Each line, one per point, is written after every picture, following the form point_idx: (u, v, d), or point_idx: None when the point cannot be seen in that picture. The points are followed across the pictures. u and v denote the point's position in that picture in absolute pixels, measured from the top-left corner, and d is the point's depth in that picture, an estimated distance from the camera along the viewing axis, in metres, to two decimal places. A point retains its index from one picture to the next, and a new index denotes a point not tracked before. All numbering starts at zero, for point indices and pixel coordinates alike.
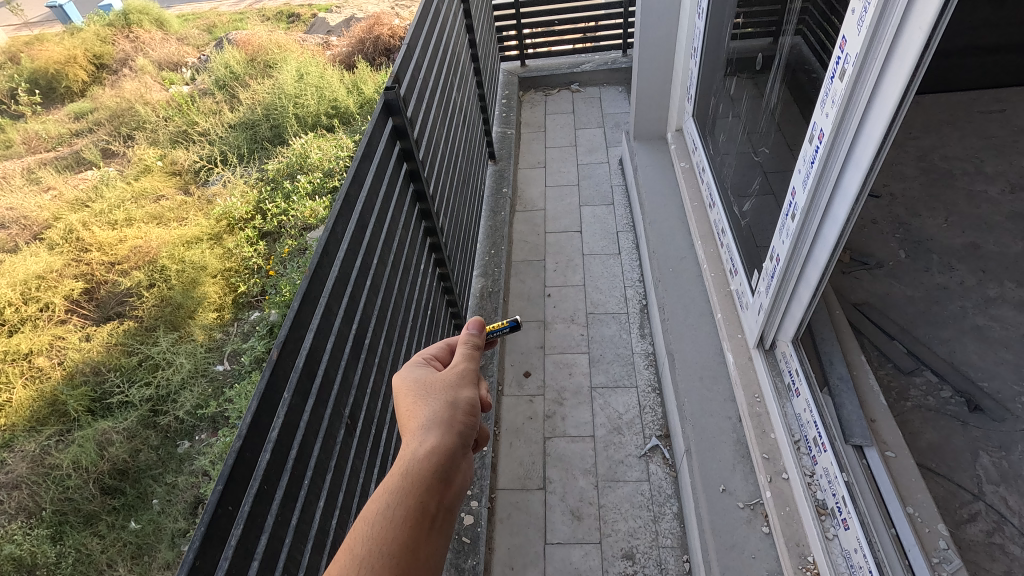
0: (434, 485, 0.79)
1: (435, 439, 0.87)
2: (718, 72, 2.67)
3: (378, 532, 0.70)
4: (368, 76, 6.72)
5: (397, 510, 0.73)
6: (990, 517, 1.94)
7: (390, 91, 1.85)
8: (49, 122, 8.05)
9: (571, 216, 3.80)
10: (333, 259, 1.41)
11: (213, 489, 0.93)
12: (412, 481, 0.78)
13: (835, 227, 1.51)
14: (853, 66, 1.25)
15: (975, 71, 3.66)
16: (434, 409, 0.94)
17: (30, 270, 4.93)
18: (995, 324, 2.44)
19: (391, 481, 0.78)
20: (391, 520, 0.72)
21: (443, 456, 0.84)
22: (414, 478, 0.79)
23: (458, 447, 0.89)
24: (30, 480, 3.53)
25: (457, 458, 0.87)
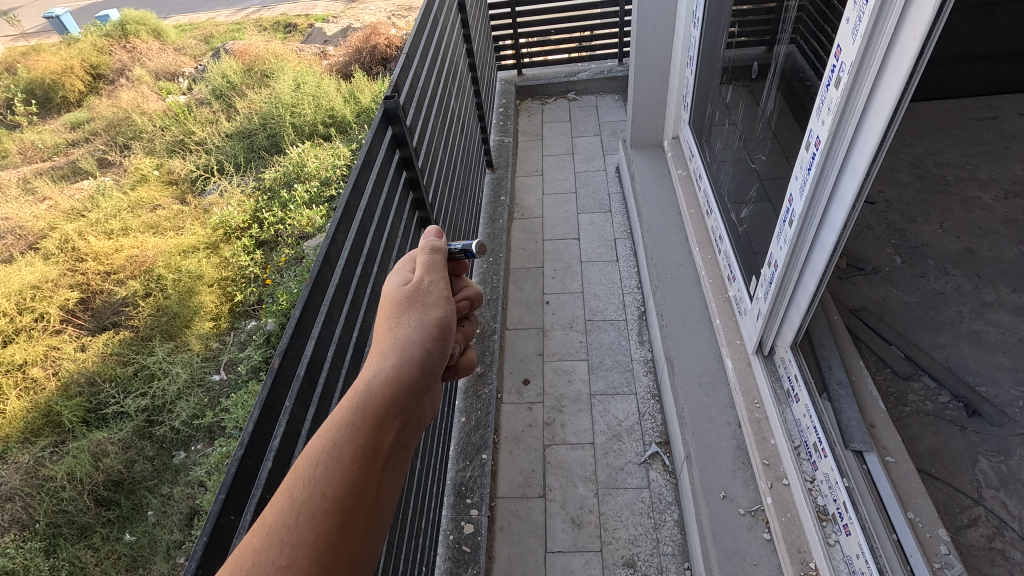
0: (393, 415, 0.66)
1: (401, 359, 0.71)
2: (713, 81, 2.70)
3: (318, 472, 0.58)
4: (365, 85, 6.75)
5: (345, 447, 0.61)
6: (990, 522, 1.94)
7: (389, 99, 1.86)
8: (45, 132, 8.05)
9: (568, 223, 3.81)
10: (334, 267, 1.41)
11: (215, 499, 0.93)
12: (367, 411, 0.64)
13: (832, 233, 1.52)
14: (849, 74, 1.27)
15: (967, 79, 3.70)
16: (400, 324, 0.78)
17: (25, 280, 4.92)
18: (991, 329, 2.45)
19: (342, 409, 0.65)
20: (337, 458, 0.60)
21: (406, 384, 0.69)
22: (370, 403, 0.65)
23: (427, 368, 0.73)
24: (23, 492, 3.49)
25: (427, 383, 0.72)
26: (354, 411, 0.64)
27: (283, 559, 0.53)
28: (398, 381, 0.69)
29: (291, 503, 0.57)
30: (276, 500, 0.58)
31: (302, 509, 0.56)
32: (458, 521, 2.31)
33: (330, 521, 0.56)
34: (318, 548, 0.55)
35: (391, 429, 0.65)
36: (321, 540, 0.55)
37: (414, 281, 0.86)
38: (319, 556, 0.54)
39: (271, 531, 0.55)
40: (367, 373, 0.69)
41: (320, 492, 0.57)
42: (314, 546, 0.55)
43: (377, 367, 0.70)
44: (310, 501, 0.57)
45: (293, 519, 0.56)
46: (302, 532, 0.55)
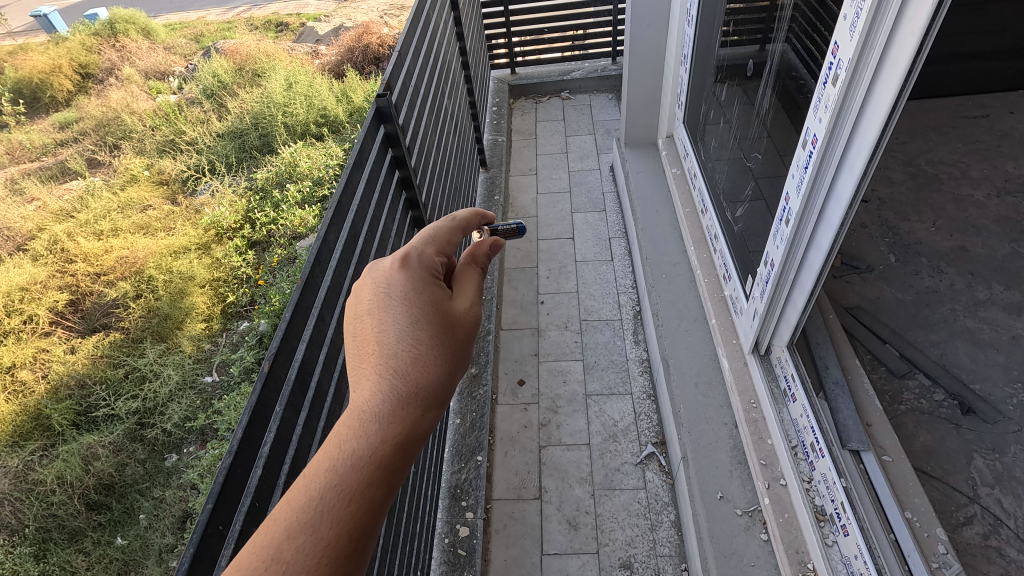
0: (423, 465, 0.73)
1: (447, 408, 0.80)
2: (708, 78, 2.68)
3: (347, 516, 0.62)
4: (357, 84, 6.70)
5: (379, 491, 0.66)
6: (986, 519, 1.94)
7: (381, 98, 1.83)
8: (33, 132, 7.95)
9: (563, 222, 3.80)
10: (325, 268, 1.38)
11: (203, 508, 0.90)
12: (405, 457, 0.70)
13: (829, 231, 1.51)
14: (846, 71, 1.26)
15: (959, 78, 3.71)
16: (452, 367, 0.85)
17: (13, 281, 4.85)
18: (985, 327, 2.46)
19: (379, 447, 0.69)
20: (368, 502, 0.65)
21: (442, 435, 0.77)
22: (407, 445, 0.72)
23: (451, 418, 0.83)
24: (12, 497, 3.44)
25: None
26: (392, 453, 0.70)
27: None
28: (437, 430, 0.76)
29: (317, 543, 0.60)
30: (297, 534, 0.60)
31: (326, 551, 0.60)
32: (454, 524, 2.29)
33: (352, 569, 0.60)
34: None
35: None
36: None
37: (457, 323, 0.93)
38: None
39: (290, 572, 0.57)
40: (410, 414, 0.74)
41: (347, 534, 0.62)
42: None
43: (426, 408, 0.77)
44: (336, 544, 0.61)
45: (315, 561, 0.59)
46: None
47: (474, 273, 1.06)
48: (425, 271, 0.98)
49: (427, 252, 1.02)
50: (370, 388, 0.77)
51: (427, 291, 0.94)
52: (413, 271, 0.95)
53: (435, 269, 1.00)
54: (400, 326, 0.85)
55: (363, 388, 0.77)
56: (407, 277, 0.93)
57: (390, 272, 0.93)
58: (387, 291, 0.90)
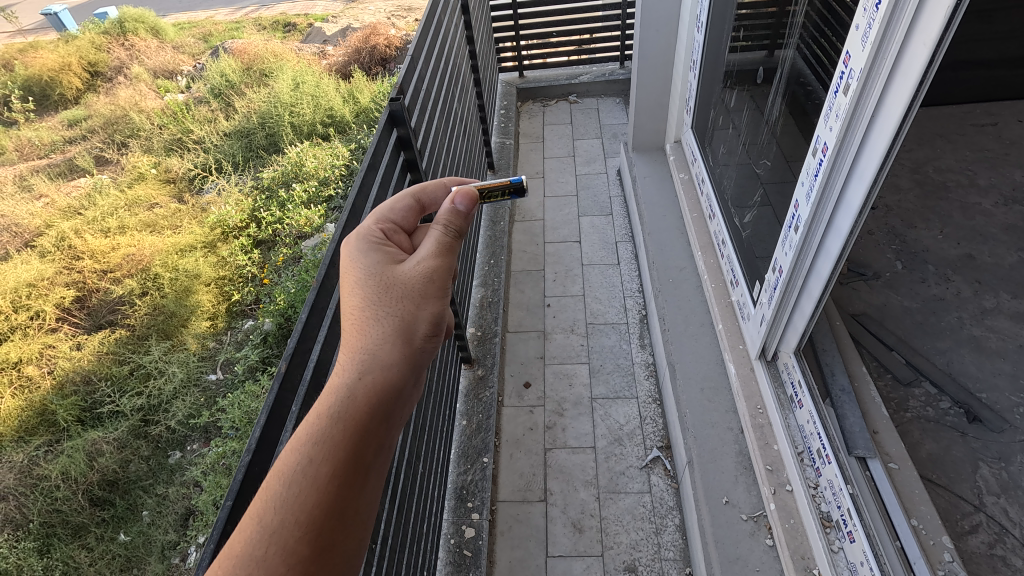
0: (372, 433, 0.80)
1: (394, 366, 0.86)
2: (717, 84, 2.69)
3: (288, 500, 0.71)
4: (364, 85, 6.74)
5: (322, 470, 0.74)
6: (991, 528, 1.95)
7: (394, 101, 1.84)
8: (42, 129, 8.01)
9: (569, 226, 3.81)
10: (339, 269, 1.40)
11: (223, 505, 0.92)
12: (347, 431, 0.78)
13: (838, 239, 1.52)
14: (857, 81, 1.27)
15: (967, 85, 3.71)
16: (396, 325, 0.91)
17: (21, 278, 4.88)
18: (992, 335, 2.46)
19: (318, 426, 0.78)
20: (310, 481, 0.73)
21: (390, 397, 0.84)
22: (350, 421, 0.79)
23: (405, 372, 0.87)
24: (17, 492, 3.47)
25: (403, 388, 0.86)
26: (333, 430, 0.77)
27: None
28: (375, 390, 0.82)
29: (265, 531, 0.69)
30: (250, 527, 0.70)
31: (274, 538, 0.69)
32: (459, 525, 2.30)
33: (302, 546, 0.69)
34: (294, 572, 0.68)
35: (370, 446, 0.79)
36: (294, 565, 0.68)
37: (404, 282, 0.97)
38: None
39: (243, 561, 0.67)
40: (347, 383, 0.82)
41: (291, 519, 0.70)
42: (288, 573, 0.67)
43: (364, 374, 0.84)
44: (281, 528, 0.70)
45: (263, 549, 0.68)
46: (276, 561, 0.67)
47: (435, 223, 1.06)
48: (378, 243, 1.05)
49: (386, 227, 1.09)
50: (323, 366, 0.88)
51: (376, 260, 1.01)
52: (364, 245, 1.03)
53: (387, 238, 1.07)
54: (349, 300, 0.95)
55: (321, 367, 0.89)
56: (360, 253, 1.01)
57: (348, 251, 1.03)
58: (343, 271, 1.01)
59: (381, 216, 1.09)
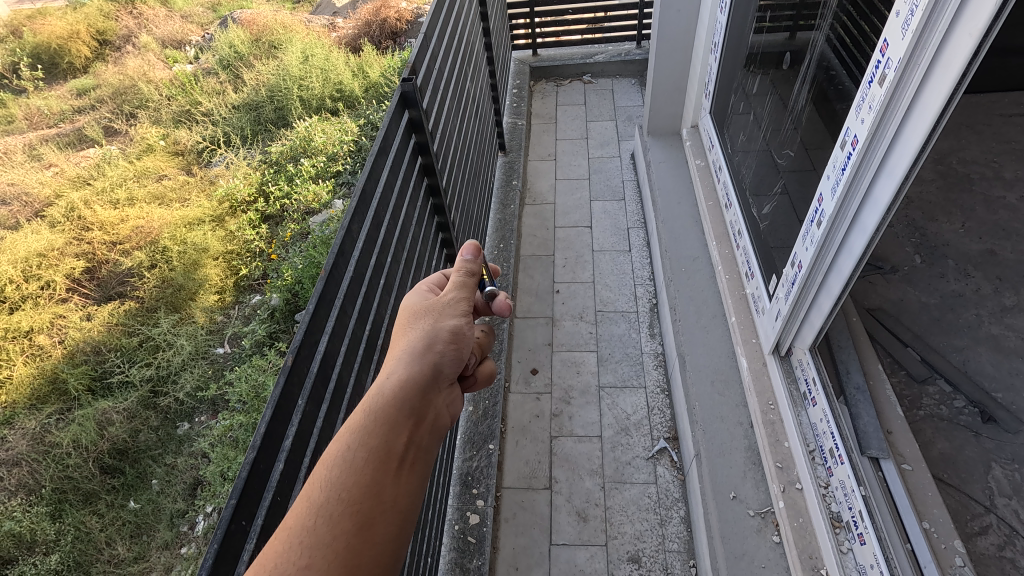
0: (401, 423, 0.80)
1: (413, 364, 0.89)
2: (739, 67, 2.61)
3: (333, 479, 0.71)
4: (374, 59, 6.61)
5: (358, 454, 0.74)
6: (1002, 530, 1.92)
7: (407, 82, 1.79)
8: (51, 97, 7.94)
9: (581, 210, 3.75)
10: (348, 258, 1.36)
11: (226, 505, 0.90)
12: (378, 421, 0.78)
13: (863, 236, 1.47)
14: (894, 72, 1.20)
15: (996, 73, 3.57)
16: (419, 334, 0.95)
17: (31, 247, 4.87)
18: (1010, 334, 2.40)
19: (356, 420, 0.79)
20: (350, 465, 0.73)
21: (413, 391, 0.85)
22: (381, 412, 0.80)
23: (428, 373, 0.89)
24: (30, 458, 3.52)
25: (428, 389, 0.87)
26: (364, 420, 0.78)
27: (303, 561, 0.64)
28: (402, 386, 0.84)
29: (311, 507, 0.68)
30: (300, 504, 0.69)
31: (320, 513, 0.68)
32: (464, 511, 2.31)
33: (347, 524, 0.68)
34: (337, 546, 0.66)
35: (401, 435, 0.78)
36: (337, 540, 0.67)
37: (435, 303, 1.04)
38: (338, 551, 0.66)
39: (292, 535, 0.66)
40: (378, 383, 0.85)
41: (336, 496, 0.69)
42: (332, 547, 0.66)
43: (390, 374, 0.87)
44: (327, 504, 0.69)
45: (312, 521, 0.67)
46: (321, 534, 0.66)
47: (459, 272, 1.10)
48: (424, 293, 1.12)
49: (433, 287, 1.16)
50: None
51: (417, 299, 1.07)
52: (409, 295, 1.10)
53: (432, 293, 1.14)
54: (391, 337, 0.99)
55: None
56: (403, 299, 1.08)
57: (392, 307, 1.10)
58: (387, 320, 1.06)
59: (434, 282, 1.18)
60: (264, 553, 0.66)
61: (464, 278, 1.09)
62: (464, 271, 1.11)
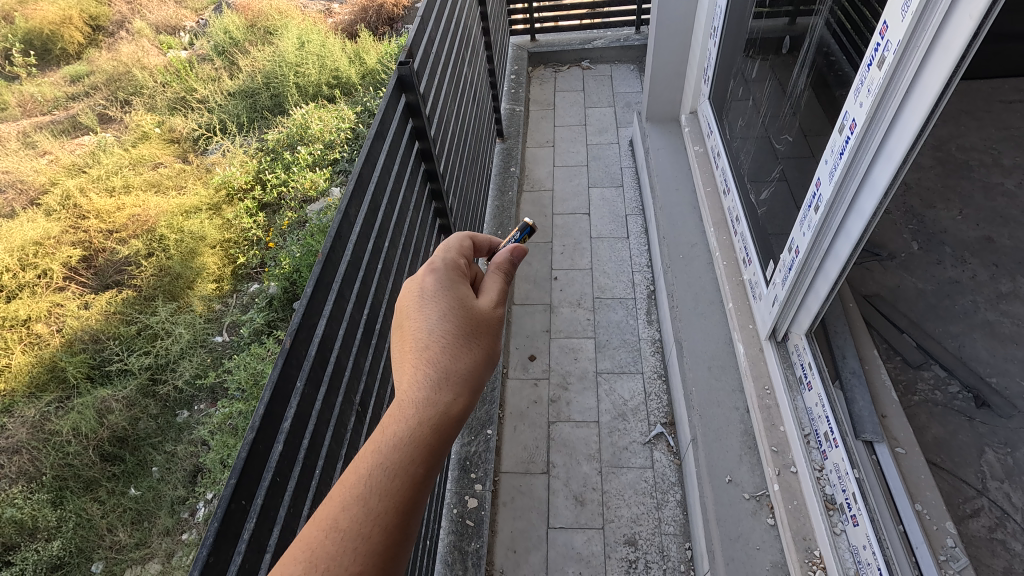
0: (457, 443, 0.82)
1: (472, 386, 0.90)
2: (738, 52, 2.59)
3: (392, 488, 0.71)
4: (371, 46, 6.54)
5: (419, 468, 0.75)
6: (993, 513, 1.95)
7: (403, 66, 1.78)
8: (45, 84, 7.85)
9: (579, 197, 3.75)
10: (345, 242, 1.36)
11: (226, 484, 0.91)
12: (441, 438, 0.79)
13: (860, 220, 1.47)
14: (893, 54, 1.20)
15: (996, 60, 3.55)
16: (473, 352, 0.95)
17: (27, 236, 4.85)
18: (1006, 320, 2.42)
19: (419, 432, 0.79)
20: (411, 476, 0.73)
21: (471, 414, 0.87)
22: (439, 424, 0.81)
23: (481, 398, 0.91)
24: (30, 446, 3.53)
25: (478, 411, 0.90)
26: (429, 436, 0.78)
27: (357, 566, 0.65)
28: (463, 408, 0.85)
29: (368, 512, 0.69)
30: (355, 504, 0.69)
31: (376, 520, 0.69)
32: (462, 495, 2.33)
33: (400, 536, 0.69)
34: (387, 555, 0.67)
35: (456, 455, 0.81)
36: (389, 549, 0.68)
37: (480, 317, 1.02)
38: (388, 561, 0.67)
39: (346, 537, 0.66)
40: (442, 398, 0.84)
41: (394, 505, 0.70)
42: (383, 555, 0.67)
43: (452, 393, 0.86)
44: (384, 513, 0.69)
45: (368, 527, 0.68)
46: (376, 542, 0.67)
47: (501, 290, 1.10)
48: (454, 274, 1.09)
49: (457, 272, 1.11)
50: (413, 379, 0.88)
51: (450, 286, 1.05)
52: (439, 274, 1.06)
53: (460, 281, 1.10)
54: (417, 325, 0.97)
55: (410, 377, 0.88)
56: (433, 279, 1.05)
57: (414, 278, 1.06)
58: (409, 297, 1.03)
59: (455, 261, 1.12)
60: (312, 547, 0.65)
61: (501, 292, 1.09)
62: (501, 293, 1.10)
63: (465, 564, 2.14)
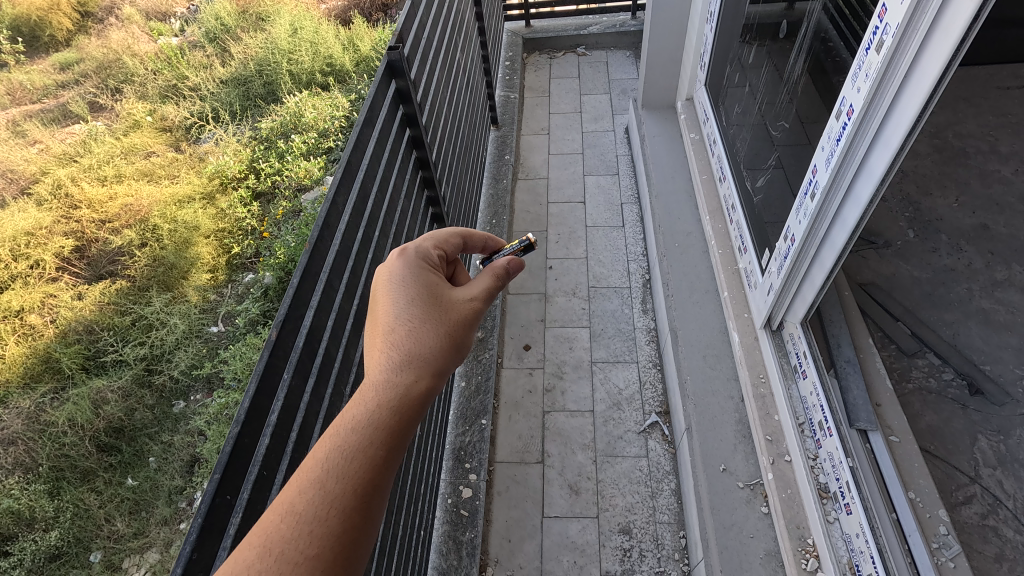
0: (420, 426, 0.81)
1: (438, 371, 0.88)
2: (735, 37, 2.55)
3: (350, 471, 0.71)
4: (365, 32, 6.46)
5: (378, 451, 0.74)
6: (985, 499, 1.96)
7: (393, 51, 1.74)
8: (33, 71, 7.71)
9: (574, 185, 3.72)
10: (334, 232, 1.34)
11: (209, 480, 0.90)
12: (401, 421, 0.78)
13: (856, 208, 1.46)
14: (892, 38, 1.17)
15: (995, 46, 3.52)
16: (443, 338, 0.94)
17: (18, 226, 4.78)
18: (1000, 308, 2.41)
19: (379, 414, 0.78)
20: (369, 459, 0.73)
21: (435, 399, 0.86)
22: (400, 406, 0.80)
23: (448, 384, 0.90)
24: (26, 436, 3.51)
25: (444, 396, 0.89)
26: (389, 418, 0.78)
27: (312, 550, 0.64)
28: (427, 392, 0.84)
29: (324, 496, 0.68)
30: (312, 488, 0.68)
31: (334, 504, 0.68)
32: (456, 486, 2.32)
33: (358, 519, 0.69)
34: (344, 539, 0.67)
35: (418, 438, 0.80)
36: (346, 532, 0.67)
37: (455, 306, 1.01)
38: (344, 545, 0.66)
39: (302, 520, 0.66)
40: (404, 382, 0.83)
41: (352, 489, 0.70)
42: (339, 538, 0.66)
43: (416, 377, 0.85)
44: (342, 496, 0.69)
45: (325, 510, 0.67)
46: (332, 525, 0.66)
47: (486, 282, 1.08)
48: (426, 261, 1.08)
49: (436, 259, 1.10)
50: (376, 361, 0.87)
51: (420, 273, 1.04)
52: (410, 260, 1.05)
53: (437, 268, 1.09)
54: (384, 311, 0.96)
55: (373, 359, 0.87)
56: (402, 263, 1.03)
57: (386, 263, 1.05)
58: (378, 283, 1.01)
59: (435, 248, 1.11)
60: (267, 532, 0.65)
61: (485, 284, 1.08)
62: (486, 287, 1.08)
63: (460, 554, 2.14)
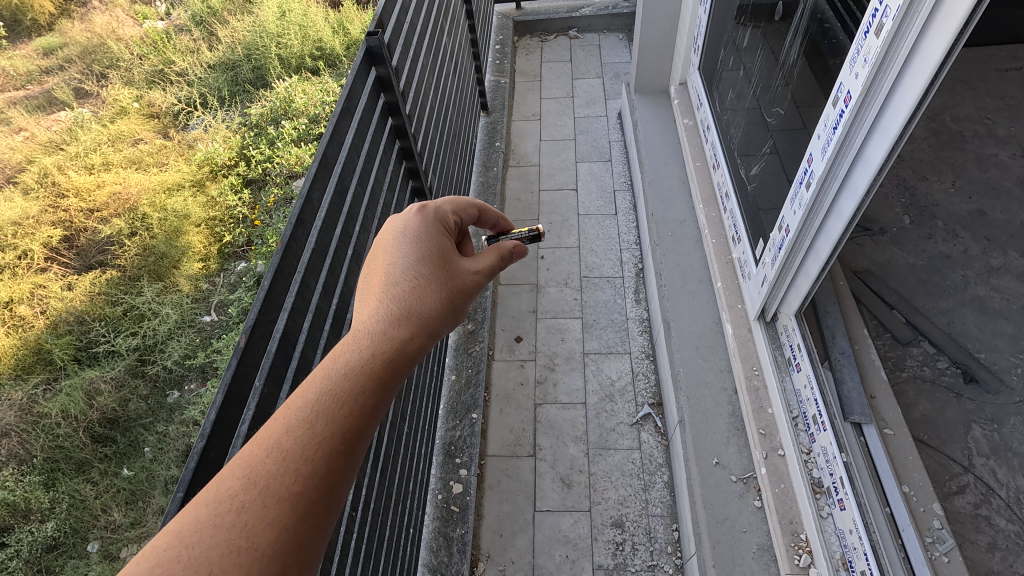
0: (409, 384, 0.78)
1: (433, 333, 0.86)
2: (728, 20, 2.48)
3: (339, 415, 0.68)
4: (354, 15, 6.32)
5: (368, 399, 0.71)
6: (979, 489, 1.95)
7: (371, 37, 1.68)
8: (15, 56, 7.50)
9: (566, 173, 3.65)
10: (309, 229, 1.28)
11: (173, 498, 0.85)
12: (394, 374, 0.76)
13: (853, 198, 1.41)
14: (891, 21, 1.11)
15: (994, 26, 3.45)
16: (444, 303, 0.91)
17: (4, 215, 4.67)
18: (995, 295, 2.39)
19: (372, 363, 0.75)
20: (358, 407, 0.70)
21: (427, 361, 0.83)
22: (394, 359, 0.77)
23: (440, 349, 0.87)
24: (19, 428, 3.47)
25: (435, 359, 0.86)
26: (382, 369, 0.75)
27: (296, 487, 0.62)
28: (420, 350, 0.82)
29: (312, 436, 0.65)
30: (300, 426, 0.66)
31: (321, 445, 0.65)
32: (447, 481, 2.30)
33: (343, 463, 0.66)
34: (328, 481, 0.64)
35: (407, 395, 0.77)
36: (331, 474, 0.64)
37: (459, 275, 0.99)
38: (328, 487, 0.64)
39: (287, 459, 0.63)
40: (401, 336, 0.80)
41: (339, 434, 0.67)
42: (323, 479, 0.64)
43: (414, 333, 0.82)
44: (330, 439, 0.66)
45: (312, 450, 0.64)
46: (317, 465, 0.64)
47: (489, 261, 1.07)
48: (441, 223, 1.06)
49: (447, 225, 1.07)
50: (375, 310, 0.84)
51: (433, 234, 1.02)
52: (426, 218, 1.02)
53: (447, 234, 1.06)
54: (390, 263, 0.93)
55: (372, 309, 0.84)
56: (418, 220, 1.01)
57: (400, 217, 1.02)
58: (390, 234, 0.99)
59: (451, 214, 1.09)
60: (251, 464, 0.62)
61: (488, 265, 1.07)
62: (488, 266, 1.07)
63: (451, 550, 2.12)
